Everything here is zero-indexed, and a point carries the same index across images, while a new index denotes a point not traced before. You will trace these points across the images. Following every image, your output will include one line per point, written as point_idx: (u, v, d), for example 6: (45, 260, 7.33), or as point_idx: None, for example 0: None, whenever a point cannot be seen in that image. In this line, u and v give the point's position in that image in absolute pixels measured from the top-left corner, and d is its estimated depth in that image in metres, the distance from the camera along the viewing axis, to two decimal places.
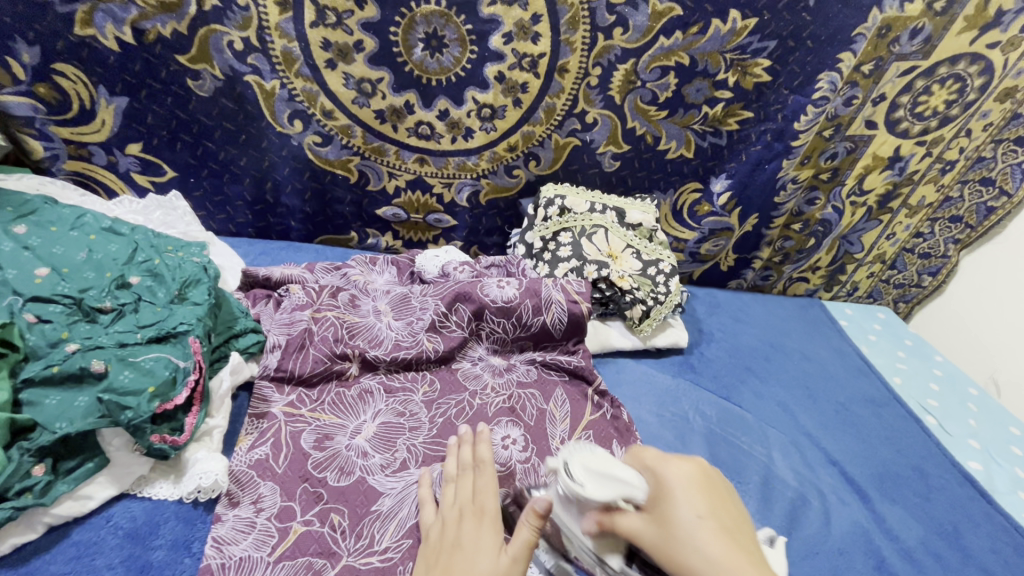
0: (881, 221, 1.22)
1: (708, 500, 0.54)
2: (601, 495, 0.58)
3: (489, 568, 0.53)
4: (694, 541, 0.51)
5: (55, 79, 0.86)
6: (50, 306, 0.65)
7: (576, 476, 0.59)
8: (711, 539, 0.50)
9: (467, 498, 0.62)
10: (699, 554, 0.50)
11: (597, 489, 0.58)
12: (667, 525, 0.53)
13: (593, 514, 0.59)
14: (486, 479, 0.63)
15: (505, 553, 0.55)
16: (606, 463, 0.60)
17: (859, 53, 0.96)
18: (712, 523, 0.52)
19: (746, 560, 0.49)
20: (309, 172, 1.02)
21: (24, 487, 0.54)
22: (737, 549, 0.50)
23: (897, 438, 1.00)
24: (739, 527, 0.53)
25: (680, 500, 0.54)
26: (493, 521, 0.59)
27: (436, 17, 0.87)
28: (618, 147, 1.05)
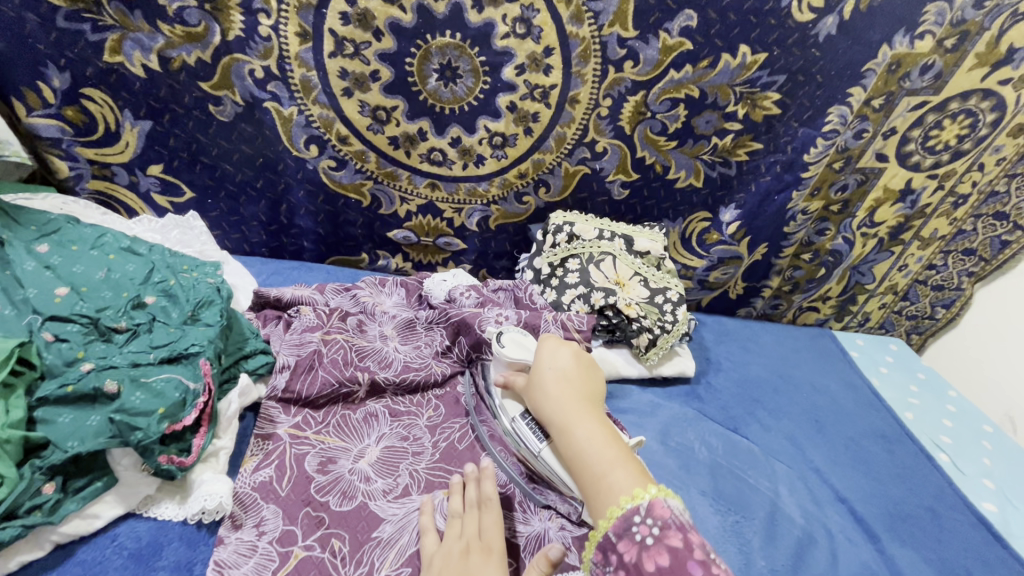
0: (893, 252, 1.21)
1: (567, 363, 0.74)
2: (512, 355, 0.78)
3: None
4: (546, 384, 0.71)
5: (83, 103, 0.90)
6: (68, 326, 0.66)
7: (501, 340, 0.79)
8: (557, 383, 0.71)
9: (472, 534, 0.63)
10: (547, 390, 0.70)
11: (514, 352, 0.78)
12: (534, 375, 0.73)
13: (501, 373, 0.78)
14: (493, 518, 0.65)
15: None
16: (524, 342, 0.81)
17: (869, 88, 0.96)
18: (563, 373, 0.72)
19: (575, 398, 0.69)
20: (323, 194, 1.04)
21: (34, 505, 0.56)
22: (573, 392, 0.70)
23: (908, 476, 0.98)
24: (585, 382, 0.72)
25: (546, 361, 0.74)
26: (497, 559, 0.61)
27: (451, 49, 0.89)
28: (627, 176, 1.06)
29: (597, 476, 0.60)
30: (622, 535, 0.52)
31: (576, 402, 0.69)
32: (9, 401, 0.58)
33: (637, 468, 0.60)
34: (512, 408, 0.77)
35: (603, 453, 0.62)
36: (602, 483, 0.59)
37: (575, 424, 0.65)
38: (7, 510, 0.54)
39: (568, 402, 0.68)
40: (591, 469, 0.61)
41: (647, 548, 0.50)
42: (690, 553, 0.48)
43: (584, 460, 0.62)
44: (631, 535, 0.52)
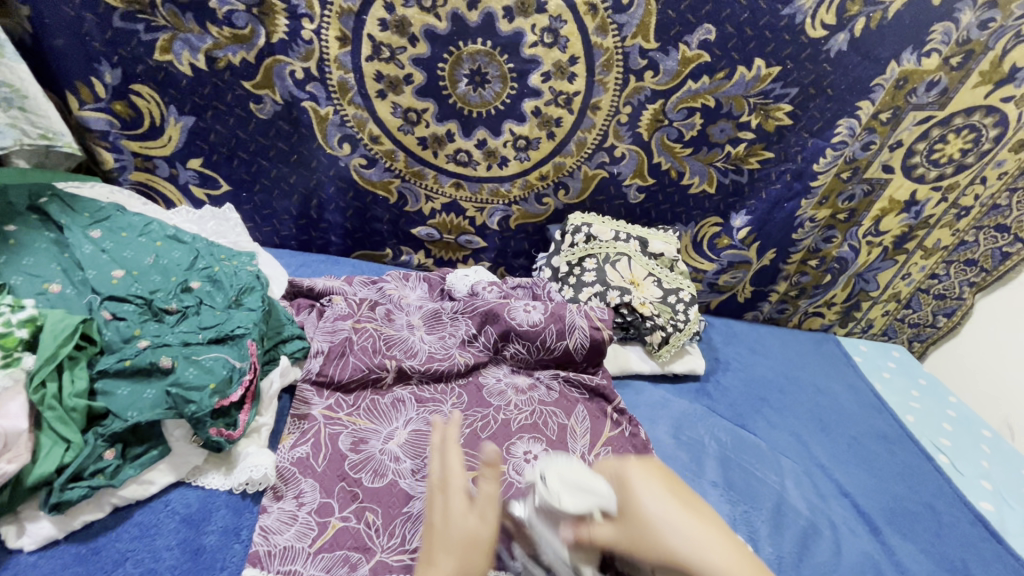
0: (896, 261, 1.26)
1: (670, 492, 0.57)
2: (578, 504, 0.57)
3: (459, 530, 0.55)
4: (674, 529, 0.54)
5: (132, 98, 0.95)
6: (125, 306, 0.71)
7: (553, 485, 0.58)
8: (683, 520, 0.55)
9: (432, 476, 0.61)
10: (677, 537, 0.53)
11: (578, 500, 0.57)
12: (645, 517, 0.55)
13: (570, 523, 0.57)
14: (452, 452, 0.62)
15: (474, 512, 0.56)
16: (580, 474, 0.59)
17: (877, 102, 1.01)
18: (682, 507, 0.56)
19: (717, 538, 0.54)
20: (352, 191, 1.09)
21: (97, 469, 0.60)
22: (708, 529, 0.54)
23: (908, 475, 1.02)
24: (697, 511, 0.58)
25: (650, 493, 0.57)
26: (457, 486, 0.59)
27: (481, 56, 0.94)
28: (643, 180, 1.10)
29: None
30: None
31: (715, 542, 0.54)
32: (74, 373, 0.63)
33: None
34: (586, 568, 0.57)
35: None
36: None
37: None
38: (74, 472, 0.58)
39: (714, 546, 0.53)
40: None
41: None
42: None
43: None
44: None
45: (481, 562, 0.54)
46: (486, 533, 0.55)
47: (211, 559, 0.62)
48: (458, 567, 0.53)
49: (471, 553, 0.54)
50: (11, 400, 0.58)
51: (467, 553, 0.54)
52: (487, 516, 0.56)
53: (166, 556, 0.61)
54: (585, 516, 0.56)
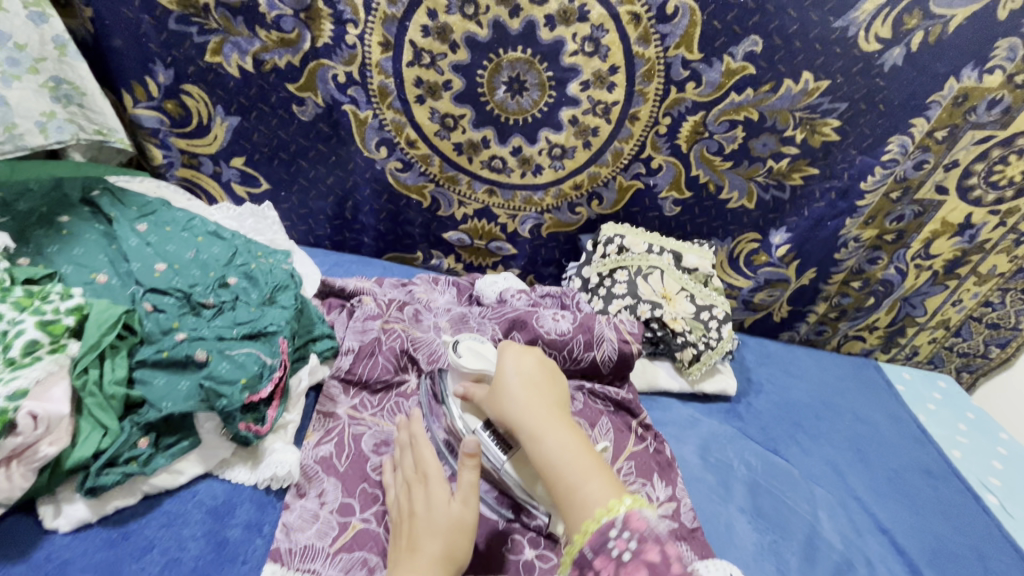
0: (947, 286, 1.19)
1: (533, 370, 0.73)
2: (470, 366, 0.77)
3: (444, 517, 0.60)
4: (512, 391, 0.70)
5: (182, 97, 0.98)
6: (165, 298, 0.73)
7: (458, 350, 0.79)
8: (526, 391, 0.70)
9: (411, 473, 0.67)
10: (516, 398, 0.69)
11: (471, 362, 0.77)
12: (500, 381, 0.72)
13: (463, 382, 0.76)
14: (424, 447, 0.68)
15: (457, 499, 0.62)
16: (483, 349, 0.79)
17: (933, 120, 0.96)
18: (531, 380, 0.72)
19: (548, 406, 0.68)
20: (387, 194, 1.10)
21: (131, 456, 0.62)
22: (543, 398, 0.69)
23: (953, 513, 0.96)
24: (554, 393, 0.72)
25: (512, 369, 0.73)
26: (439, 478, 0.64)
27: (521, 63, 0.94)
28: (680, 193, 1.08)
29: (570, 482, 0.60)
30: (598, 552, 0.53)
31: (550, 413, 0.68)
32: (114, 362, 0.65)
33: (610, 475, 0.61)
34: (472, 421, 0.74)
35: (574, 460, 0.62)
36: (574, 492, 0.59)
37: (549, 436, 0.65)
38: (109, 458, 0.60)
39: (539, 409, 0.68)
40: (565, 477, 0.61)
41: (623, 563, 0.51)
42: (667, 567, 0.49)
43: (555, 468, 0.62)
44: (608, 550, 0.52)
45: (466, 544, 0.60)
46: (470, 517, 0.61)
47: (235, 552, 0.63)
48: (445, 549, 0.59)
49: (456, 536, 0.60)
50: (55, 385, 0.59)
51: (453, 536, 0.60)
52: (470, 502, 0.62)
53: (191, 546, 0.62)
54: (471, 378, 0.76)
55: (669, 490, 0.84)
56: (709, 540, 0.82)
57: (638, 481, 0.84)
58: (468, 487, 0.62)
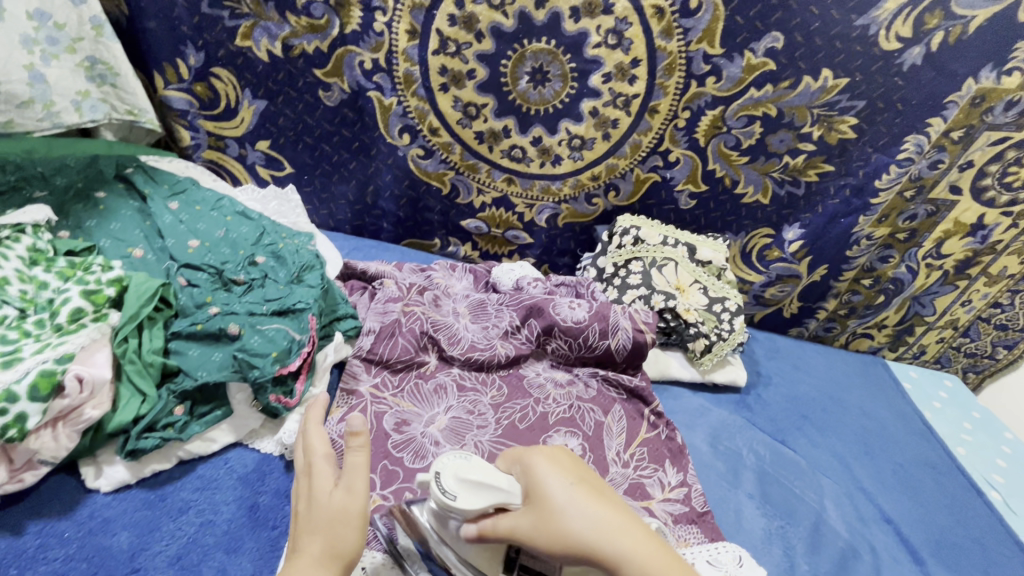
0: (957, 286, 1.20)
1: (576, 475, 0.52)
2: (473, 505, 0.51)
3: (324, 509, 0.51)
4: (575, 522, 0.48)
5: (212, 80, 1.00)
6: (198, 274, 0.76)
7: (448, 488, 0.51)
8: (592, 506, 0.49)
9: (300, 459, 0.57)
10: (582, 524, 0.47)
11: (472, 500, 0.51)
12: (551, 501, 0.49)
13: (470, 521, 0.52)
14: (312, 429, 0.57)
15: (339, 486, 0.52)
16: (479, 465, 0.53)
17: (949, 120, 0.97)
18: (589, 489, 0.51)
19: (628, 525, 0.48)
20: (408, 180, 1.12)
21: (168, 422, 0.64)
22: (617, 511, 0.50)
23: (957, 508, 0.98)
24: (612, 494, 0.53)
25: (558, 478, 0.51)
26: (319, 461, 0.54)
27: (544, 54, 0.96)
28: (696, 187, 1.10)
29: None
30: None
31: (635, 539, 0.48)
32: (152, 332, 0.68)
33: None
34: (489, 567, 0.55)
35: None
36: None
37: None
38: (148, 423, 0.63)
39: (624, 525, 0.48)
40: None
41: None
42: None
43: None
44: None
45: (353, 535, 0.50)
46: (356, 505, 0.51)
47: (265, 517, 0.65)
48: (327, 547, 0.50)
49: (340, 529, 0.50)
50: (98, 351, 0.62)
51: (334, 530, 0.50)
52: (355, 487, 0.52)
53: (223, 510, 0.64)
54: (483, 512, 0.51)
55: (681, 475, 0.86)
56: (718, 523, 0.85)
57: (650, 466, 0.87)
58: (354, 471, 0.52)
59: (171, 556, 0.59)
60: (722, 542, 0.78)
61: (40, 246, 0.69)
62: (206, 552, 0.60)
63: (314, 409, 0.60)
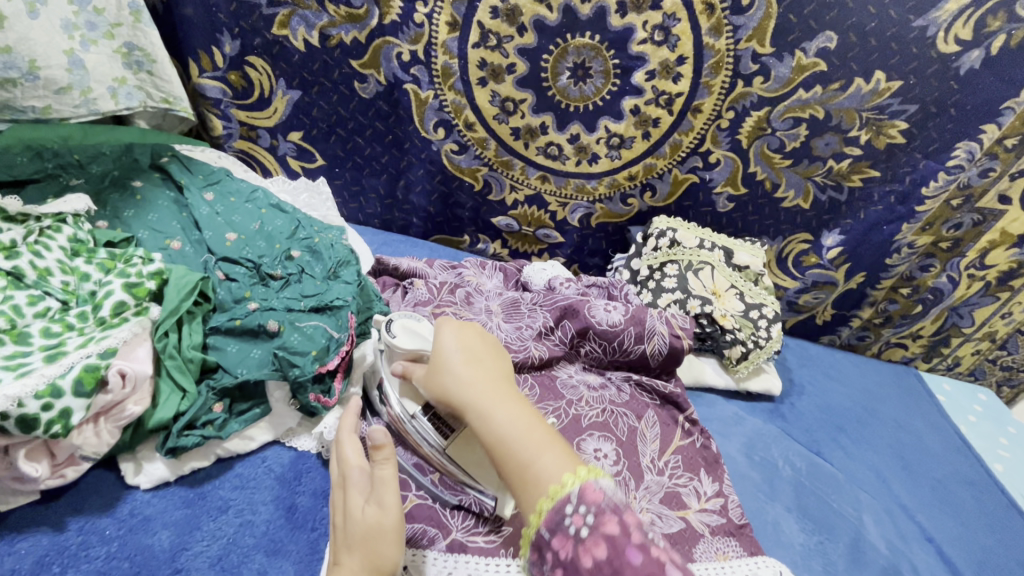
0: (998, 298, 1.16)
1: (471, 342, 0.65)
2: (405, 345, 0.68)
3: (358, 526, 0.52)
4: (448, 371, 0.62)
5: (247, 69, 0.99)
6: (237, 268, 0.75)
7: (392, 330, 0.69)
8: (464, 366, 0.62)
9: (336, 474, 0.58)
10: (453, 376, 0.61)
11: (405, 341, 0.68)
12: (437, 357, 0.63)
13: (399, 361, 0.68)
14: (346, 441, 0.58)
15: (371, 502, 0.53)
16: (419, 327, 0.70)
17: (1004, 127, 0.93)
18: (473, 355, 0.63)
19: (489, 380, 0.61)
20: (440, 175, 1.10)
21: (208, 420, 0.63)
22: (485, 374, 0.61)
23: (997, 526, 0.95)
24: (498, 365, 0.64)
25: (450, 344, 0.64)
26: (351, 477, 0.55)
27: (587, 49, 0.93)
28: (735, 189, 1.07)
29: (523, 462, 0.54)
30: (556, 531, 0.49)
31: (493, 389, 0.60)
32: (191, 327, 0.66)
33: (565, 447, 0.55)
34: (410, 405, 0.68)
35: (527, 436, 0.55)
36: (527, 470, 0.53)
37: (495, 412, 0.57)
38: (188, 421, 0.62)
39: (483, 384, 0.60)
40: (515, 456, 0.54)
41: (582, 540, 0.47)
42: (627, 539, 0.46)
43: (503, 443, 0.55)
44: (564, 527, 0.48)
45: (392, 551, 0.52)
46: (389, 520, 0.52)
47: (303, 518, 0.64)
48: (366, 562, 0.51)
49: (375, 546, 0.51)
50: (140, 345, 0.61)
51: (370, 546, 0.51)
52: (388, 502, 0.53)
53: (262, 510, 0.63)
54: (409, 356, 0.68)
55: (717, 485, 0.84)
56: (757, 537, 0.83)
57: (685, 475, 0.85)
58: (386, 485, 0.53)
59: (212, 557, 0.58)
60: (761, 557, 0.77)
61: (80, 236, 0.68)
62: (247, 553, 0.59)
63: (347, 416, 0.60)
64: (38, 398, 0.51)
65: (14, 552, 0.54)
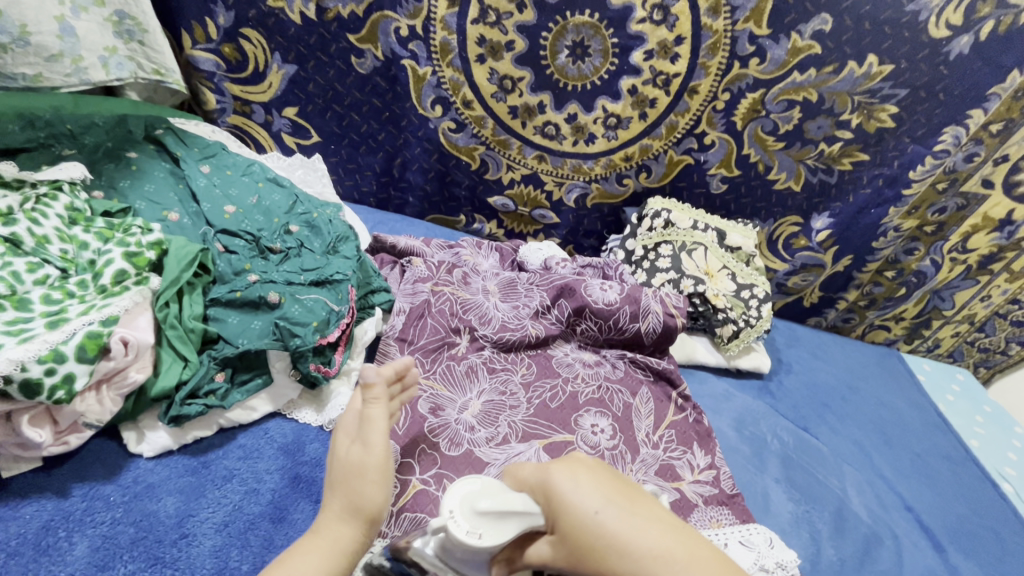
0: (978, 281, 1.19)
1: (605, 490, 0.46)
2: (502, 537, 0.48)
3: (340, 464, 0.53)
4: (616, 556, 0.42)
5: (241, 42, 0.97)
6: (236, 240, 0.75)
7: (469, 526, 0.48)
8: (630, 532, 0.43)
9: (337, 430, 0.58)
10: (626, 561, 0.42)
11: (497, 534, 0.48)
12: (583, 541, 0.44)
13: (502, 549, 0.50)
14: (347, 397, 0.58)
15: (356, 442, 0.54)
16: (501, 498, 0.49)
17: (990, 112, 0.95)
18: (634, 511, 0.45)
19: (670, 543, 0.43)
20: (437, 153, 1.10)
21: (210, 389, 0.63)
22: (664, 538, 0.43)
23: (973, 497, 0.99)
24: (660, 513, 0.46)
25: (588, 508, 0.45)
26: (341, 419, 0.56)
27: (587, 28, 0.93)
28: (729, 171, 1.08)
29: None
30: None
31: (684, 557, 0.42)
32: (192, 298, 0.66)
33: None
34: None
35: None
36: None
37: None
38: (191, 390, 0.62)
39: (672, 558, 0.42)
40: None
41: None
42: None
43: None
44: None
45: (372, 491, 0.51)
46: (370, 458, 0.52)
47: (308, 487, 0.65)
48: (346, 502, 0.51)
49: (354, 481, 0.51)
50: (141, 314, 0.61)
51: (350, 484, 0.51)
52: (372, 441, 0.53)
53: (267, 479, 0.64)
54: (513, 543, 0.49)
55: (708, 458, 0.87)
56: (747, 506, 0.86)
57: (678, 448, 0.87)
58: (372, 424, 0.54)
59: (218, 523, 0.59)
60: (751, 525, 0.78)
61: (77, 205, 0.67)
62: (253, 521, 0.60)
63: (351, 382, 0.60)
64: (41, 362, 0.51)
65: (19, 517, 0.54)
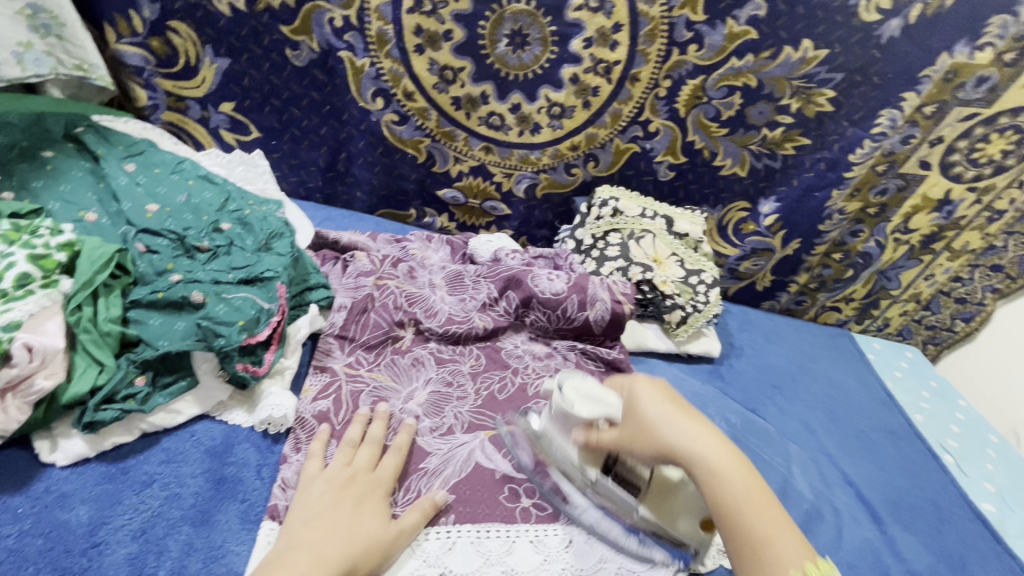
0: (921, 261, 1.22)
1: (666, 400, 0.65)
2: (586, 412, 0.66)
3: (368, 529, 0.61)
4: (663, 430, 0.62)
5: (169, 35, 0.94)
6: (158, 239, 0.73)
7: (568, 395, 0.68)
8: (682, 425, 0.62)
9: (360, 468, 0.68)
10: (675, 437, 0.61)
11: (584, 409, 0.67)
12: (643, 424, 0.63)
13: (579, 428, 0.68)
14: (391, 458, 0.70)
15: (393, 526, 0.63)
16: (594, 387, 0.68)
17: (923, 95, 0.97)
18: (684, 415, 0.64)
19: (704, 434, 0.62)
20: (382, 147, 1.08)
21: (129, 394, 0.63)
22: (700, 427, 0.63)
23: (913, 470, 1.02)
24: (695, 413, 0.65)
25: (649, 406, 0.63)
26: (381, 499, 0.65)
27: (524, 16, 0.92)
28: (675, 158, 1.09)
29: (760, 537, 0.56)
30: None
31: (713, 444, 0.61)
32: (109, 300, 0.65)
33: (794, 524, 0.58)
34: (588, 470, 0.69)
35: (757, 507, 0.58)
36: (762, 543, 0.56)
37: (725, 473, 0.59)
38: (107, 395, 0.61)
39: (705, 442, 0.61)
40: (750, 526, 0.57)
41: None
42: None
43: (736, 510, 0.57)
44: None
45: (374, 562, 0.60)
46: (390, 548, 0.62)
47: (232, 487, 0.66)
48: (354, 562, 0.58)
49: (371, 553, 0.60)
50: (50, 319, 0.60)
51: (368, 554, 0.59)
52: (399, 540, 0.63)
53: (191, 482, 0.65)
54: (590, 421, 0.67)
55: None
56: None
57: None
58: (408, 521, 0.64)
59: (135, 530, 0.60)
60: None
61: None
62: (173, 525, 0.61)
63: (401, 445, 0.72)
64: None
65: None
